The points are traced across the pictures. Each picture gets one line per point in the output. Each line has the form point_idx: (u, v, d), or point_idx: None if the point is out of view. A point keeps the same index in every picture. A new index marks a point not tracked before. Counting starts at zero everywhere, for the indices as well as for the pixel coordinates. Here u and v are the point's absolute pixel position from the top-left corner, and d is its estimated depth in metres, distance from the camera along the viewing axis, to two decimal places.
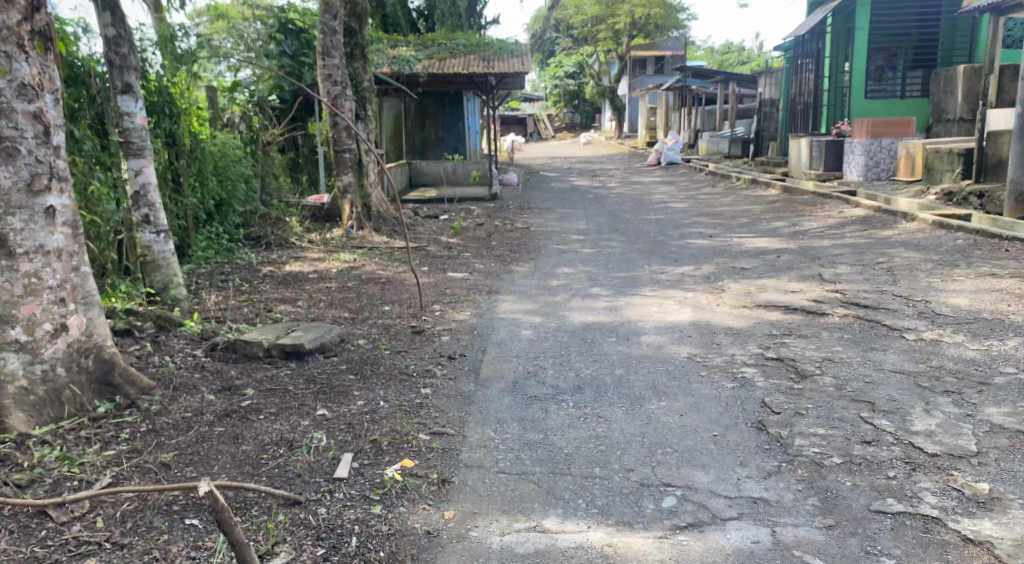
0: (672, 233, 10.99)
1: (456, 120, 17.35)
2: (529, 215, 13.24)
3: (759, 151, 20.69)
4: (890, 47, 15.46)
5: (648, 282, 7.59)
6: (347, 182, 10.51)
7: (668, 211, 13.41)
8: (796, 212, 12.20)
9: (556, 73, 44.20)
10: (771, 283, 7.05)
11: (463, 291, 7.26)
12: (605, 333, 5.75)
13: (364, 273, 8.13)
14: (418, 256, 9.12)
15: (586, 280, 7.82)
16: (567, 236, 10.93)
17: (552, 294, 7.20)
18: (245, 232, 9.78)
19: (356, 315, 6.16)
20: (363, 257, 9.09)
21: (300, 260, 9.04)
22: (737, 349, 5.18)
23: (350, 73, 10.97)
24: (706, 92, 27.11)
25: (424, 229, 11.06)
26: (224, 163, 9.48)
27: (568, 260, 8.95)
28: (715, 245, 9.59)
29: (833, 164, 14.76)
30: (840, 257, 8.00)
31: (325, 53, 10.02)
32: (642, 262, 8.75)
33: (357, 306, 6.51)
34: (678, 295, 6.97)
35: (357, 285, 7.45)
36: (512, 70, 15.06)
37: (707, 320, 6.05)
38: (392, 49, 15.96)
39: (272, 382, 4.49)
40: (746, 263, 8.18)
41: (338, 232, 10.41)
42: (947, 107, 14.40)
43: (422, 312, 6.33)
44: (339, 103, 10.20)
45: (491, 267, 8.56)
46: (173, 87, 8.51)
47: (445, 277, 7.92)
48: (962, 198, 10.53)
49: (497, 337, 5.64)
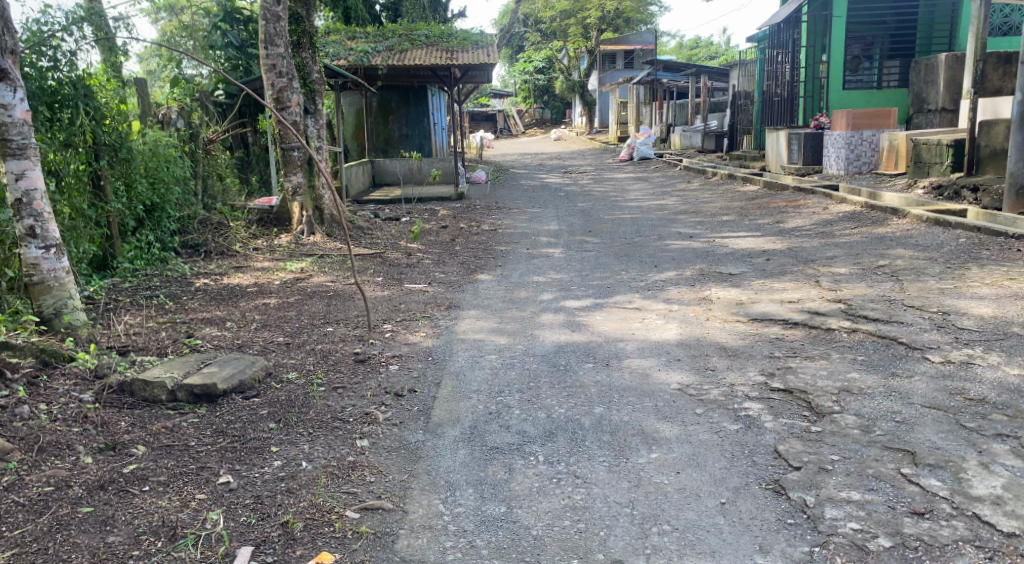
0: (649, 234, 10.22)
1: (420, 116, 16.44)
2: (496, 215, 12.39)
3: (734, 146, 20.02)
4: (868, 36, 14.84)
5: (626, 291, 6.79)
6: (297, 182, 9.62)
7: (643, 210, 12.67)
8: (779, 209, 11.51)
9: (525, 68, 43.37)
10: (764, 291, 6.27)
11: (418, 306, 6.42)
12: (580, 357, 4.93)
13: (310, 286, 7.27)
14: (373, 263, 8.26)
15: (557, 289, 7.00)
16: (537, 238, 10.11)
17: (520, 308, 6.38)
18: (181, 239, 8.85)
19: (292, 339, 5.32)
20: (311, 266, 8.22)
21: (239, 269, 8.18)
22: (735, 376, 4.38)
23: (297, 63, 10.04)
24: (678, 86, 26.45)
25: (382, 233, 10.17)
26: (155, 164, 8.49)
27: (537, 266, 8.13)
28: (697, 248, 8.81)
29: (812, 159, 14.07)
30: (835, 259, 7.23)
31: (268, 42, 9.13)
32: (619, 267, 7.95)
33: (293, 327, 5.66)
34: (658, 307, 6.15)
35: (301, 300, 6.60)
36: (477, 61, 14.20)
37: (696, 338, 5.26)
38: (350, 41, 15.13)
39: (170, 436, 3.68)
40: (732, 268, 7.40)
41: (286, 238, 9.48)
42: (928, 97, 13.76)
43: (369, 334, 5.49)
44: (285, 96, 9.32)
45: (452, 275, 7.71)
46: (90, 79, 7.59)
47: (400, 289, 7.08)
48: (954, 192, 9.77)
49: (455, 364, 4.79)
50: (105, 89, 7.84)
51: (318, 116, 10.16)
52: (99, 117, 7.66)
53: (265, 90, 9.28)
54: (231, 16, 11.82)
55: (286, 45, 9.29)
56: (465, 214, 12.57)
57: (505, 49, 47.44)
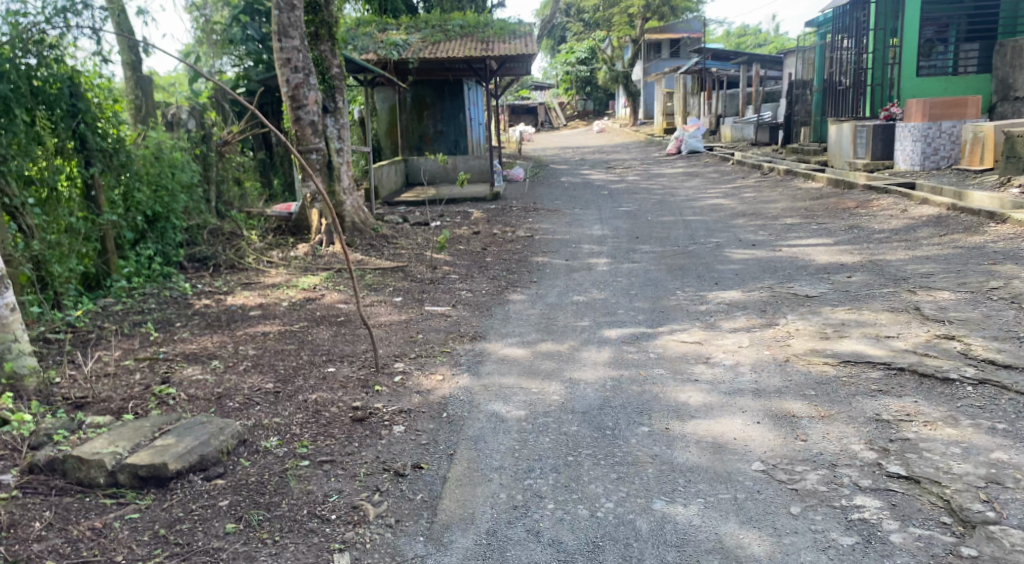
0: (703, 241, 9.21)
1: (457, 111, 15.47)
2: (534, 218, 11.48)
3: (790, 138, 18.79)
4: (943, 16, 13.48)
5: (683, 317, 5.83)
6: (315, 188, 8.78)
7: (699, 211, 11.65)
8: (849, 214, 10.43)
9: (568, 59, 42.20)
10: (853, 324, 5.29)
11: (437, 337, 5.52)
12: (629, 417, 3.96)
13: (321, 308, 6.39)
14: (395, 279, 7.40)
15: (601, 312, 6.08)
16: (580, 245, 9.23)
17: (556, 338, 5.44)
18: (188, 251, 7.95)
19: (284, 388, 4.38)
20: (326, 283, 7.34)
21: (245, 286, 7.31)
22: (835, 451, 3.42)
23: (315, 57, 9.11)
24: (728, 75, 25.24)
25: (407, 241, 9.28)
26: (159, 169, 7.65)
27: (578, 282, 7.21)
28: (761, 262, 7.81)
29: (882, 152, 12.90)
30: (931, 282, 6.21)
31: (281, 34, 8.25)
32: (672, 284, 7.01)
33: (287, 371, 4.70)
34: (723, 339, 5.18)
35: (310, 330, 5.67)
36: (515, 53, 13.25)
37: (777, 387, 4.28)
38: (380, 34, 14.22)
39: (95, 546, 2.85)
40: (811, 287, 6.54)
41: (303, 249, 8.53)
42: (1015, 83, 12.82)
43: (375, 378, 4.58)
44: (301, 93, 8.48)
45: (481, 294, 6.80)
46: (79, 76, 6.71)
47: (419, 313, 6.19)
48: None
49: (472, 426, 3.84)
50: (98, 86, 6.99)
51: (339, 115, 9.22)
52: (92, 118, 6.81)
53: (280, 87, 8.46)
54: (252, 8, 10.96)
55: (303, 36, 8.40)
56: (500, 216, 11.66)
57: (546, 40, 46.27)
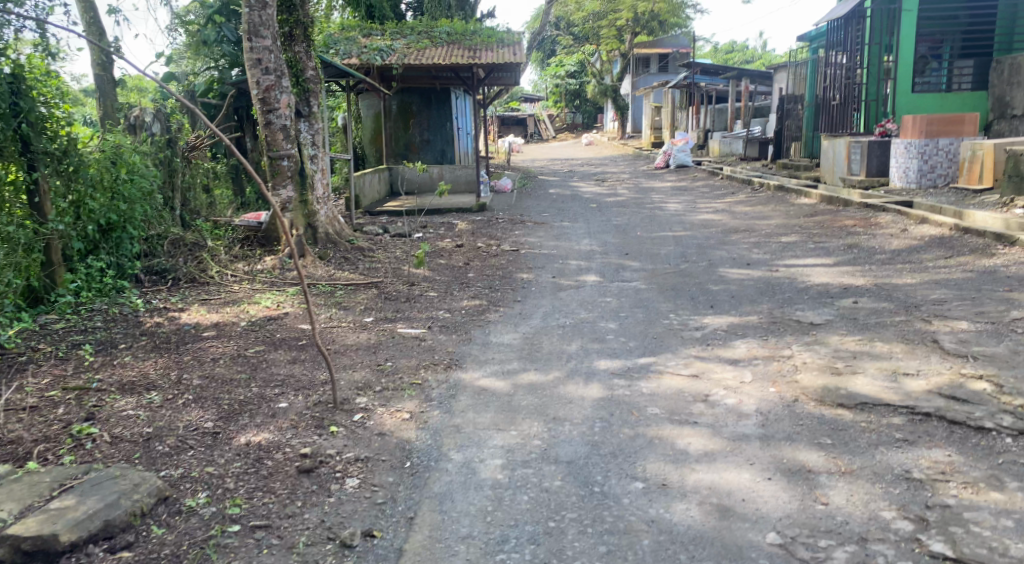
0: (697, 260, 8.72)
1: (444, 121, 14.96)
2: (519, 232, 10.95)
3: (780, 153, 18.35)
4: (940, 32, 13.14)
5: (678, 345, 5.31)
6: (286, 196, 8.10)
7: (690, 226, 11.19)
8: (848, 232, 10.00)
9: (557, 71, 41.96)
10: (866, 357, 4.81)
11: (408, 364, 4.97)
12: (620, 467, 3.44)
13: (283, 328, 5.83)
14: (366, 296, 6.84)
15: (589, 338, 5.55)
16: (566, 261, 8.73)
17: (541, 368, 4.90)
18: (145, 263, 7.25)
19: (227, 429, 3.72)
20: (292, 301, 6.68)
21: (204, 302, 6.69)
22: (864, 520, 3.00)
23: (289, 59, 8.53)
24: (717, 89, 24.91)
25: (384, 255, 8.69)
26: (114, 175, 6.94)
27: (564, 302, 6.70)
28: (759, 283, 7.32)
29: (877, 169, 12.48)
30: (947, 310, 5.75)
31: (252, 33, 7.67)
32: (665, 306, 6.51)
33: (232, 405, 4.06)
34: (723, 372, 4.66)
35: (267, 358, 5.03)
36: (502, 61, 12.76)
37: (788, 433, 3.76)
38: (364, 38, 13.64)
39: None
40: (815, 312, 6.07)
41: (269, 262, 7.81)
42: (1013, 100, 12.45)
43: (331, 417, 3.98)
44: (272, 96, 7.89)
45: (459, 315, 6.24)
46: (24, 72, 6.13)
47: (388, 336, 5.64)
48: None
49: (439, 481, 3.32)
50: (46, 84, 6.38)
51: (313, 121, 8.61)
52: (38, 119, 6.22)
53: (250, 89, 7.85)
54: (227, 9, 10.23)
55: (275, 36, 7.82)
56: (484, 229, 11.13)
57: (535, 52, 45.98)
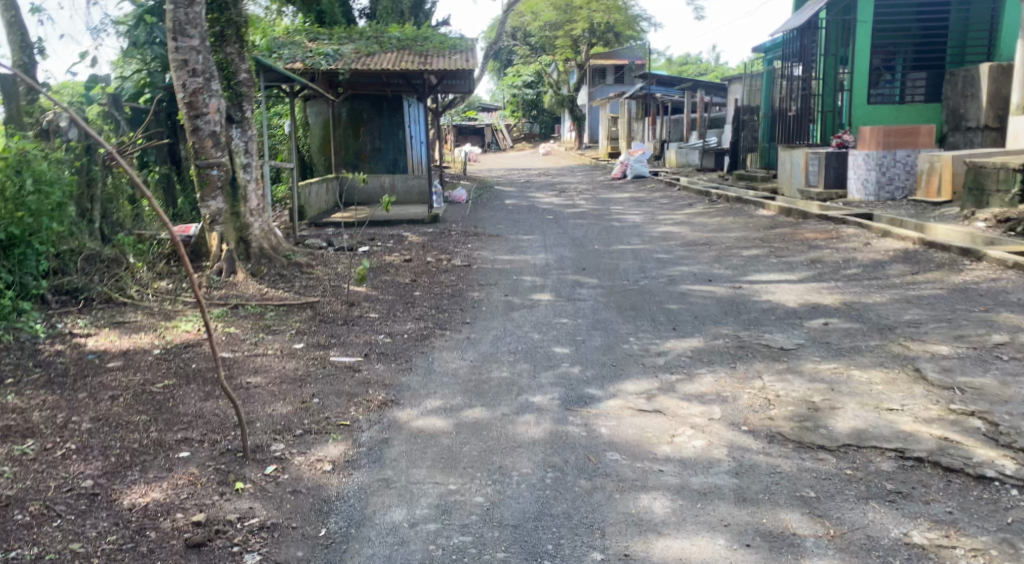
0: (656, 276, 8.28)
1: (396, 128, 14.36)
2: (472, 245, 10.43)
3: (738, 164, 18.15)
4: (891, 44, 12.98)
5: (639, 373, 4.83)
6: (217, 208, 7.54)
7: (648, 239, 10.78)
8: (812, 245, 9.66)
9: (514, 80, 41.66)
10: (843, 388, 4.37)
11: (336, 402, 4.39)
12: (576, 534, 2.98)
13: (201, 355, 5.24)
14: (299, 319, 6.26)
15: (542, 365, 5.04)
16: (519, 276, 8.25)
17: (487, 402, 4.36)
18: (53, 282, 6.60)
19: (104, 488, 3.22)
20: (217, 323, 6.08)
21: (117, 326, 6.04)
22: None
23: (220, 61, 7.90)
24: (674, 100, 24.74)
25: (324, 270, 8.10)
26: (15, 185, 6.21)
27: (516, 324, 6.19)
28: (722, 302, 6.90)
29: (834, 182, 12.24)
30: (923, 333, 5.36)
31: (177, 32, 7.08)
32: (625, 327, 6.05)
33: (120, 458, 3.52)
34: (689, 408, 4.19)
35: (174, 394, 4.44)
36: (455, 67, 12.27)
37: (765, 484, 3.32)
38: (310, 43, 12.92)
39: None
40: (785, 334, 5.64)
41: (195, 279, 7.13)
42: (966, 112, 12.11)
43: (239, 471, 3.46)
44: (200, 100, 7.26)
45: (400, 341, 5.67)
46: None
47: (318, 366, 5.07)
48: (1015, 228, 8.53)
49: (359, 554, 2.89)
50: None
51: (245, 127, 8.02)
52: None
53: (175, 92, 7.23)
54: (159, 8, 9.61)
55: (204, 36, 7.24)
56: (436, 242, 10.59)
57: (492, 62, 45.64)
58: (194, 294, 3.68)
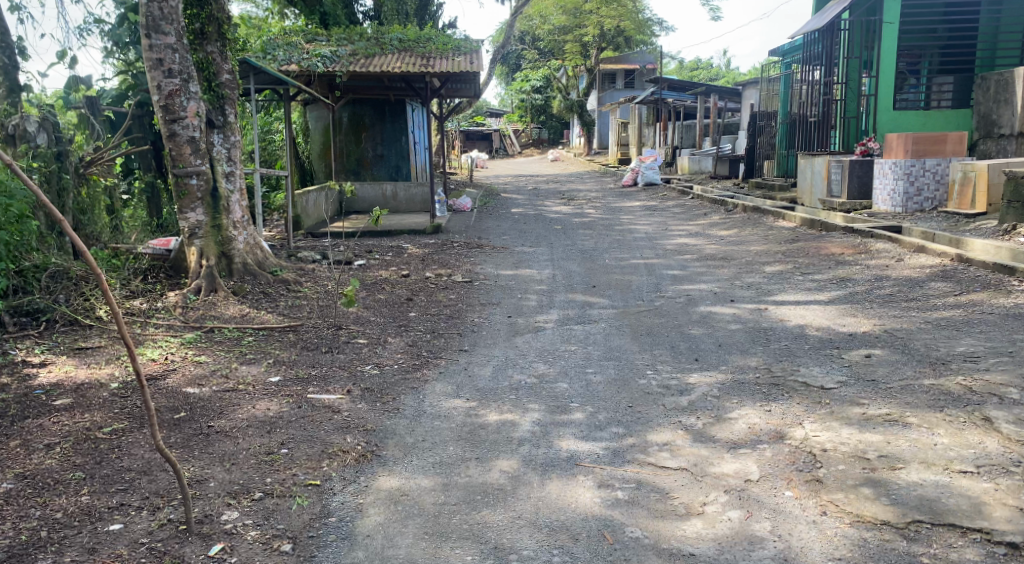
0: (673, 294, 7.65)
1: (399, 134, 13.68)
2: (475, 258, 9.81)
3: (753, 171, 17.47)
4: (916, 47, 12.24)
5: (660, 416, 4.20)
6: (196, 220, 6.93)
7: (662, 252, 10.14)
8: (838, 261, 9.02)
9: (523, 86, 41.01)
10: (901, 441, 3.73)
11: (309, 452, 3.77)
12: None
13: (164, 391, 4.62)
14: (277, 346, 5.63)
15: (549, 405, 4.42)
16: (524, 295, 7.63)
17: (484, 453, 3.76)
18: (12, 302, 5.96)
19: None
20: (188, 351, 5.43)
21: (76, 354, 5.43)
22: None
23: (200, 60, 7.34)
24: (686, 106, 24.07)
25: (313, 287, 7.47)
26: None
27: (520, 352, 5.56)
28: (747, 327, 6.25)
29: (858, 191, 11.60)
30: (985, 371, 4.70)
31: (151, 28, 6.51)
32: (641, 357, 5.42)
33: (34, 536, 3.02)
34: (721, 464, 3.58)
35: (120, 443, 3.80)
36: (457, 69, 11.64)
37: None
38: (307, 44, 12.35)
39: None
40: (823, 369, 4.99)
41: (172, 298, 6.50)
42: (998, 118, 11.36)
43: (177, 552, 2.96)
44: (176, 103, 6.67)
45: (388, 374, 5.03)
46: None
47: (292, 404, 4.43)
48: None
49: None
50: None
51: (228, 132, 7.41)
52: None
53: (150, 94, 6.65)
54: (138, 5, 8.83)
55: (181, 33, 6.67)
56: (437, 255, 9.97)
57: (502, 66, 45.07)
58: (125, 341, 3.12)
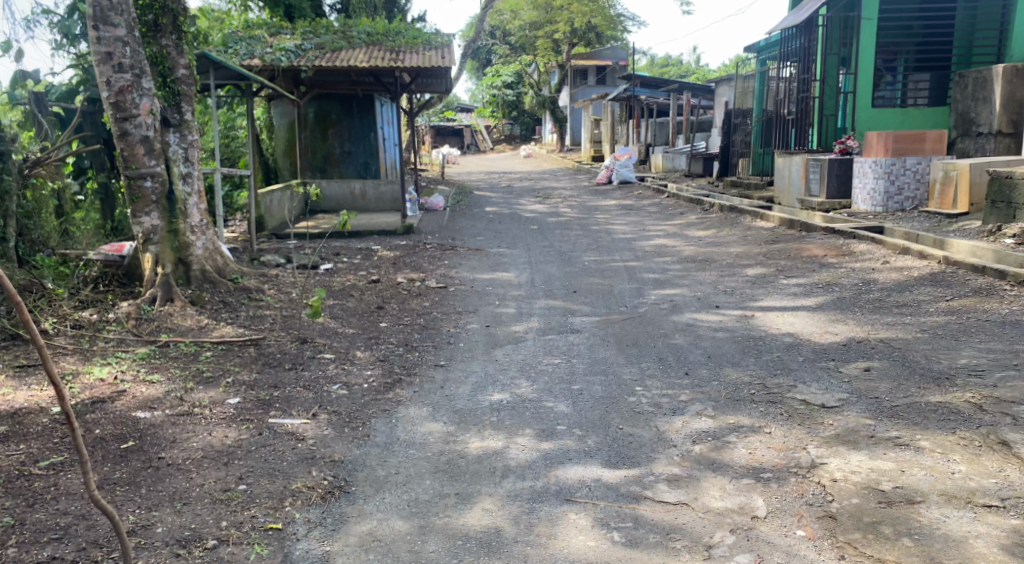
0: (655, 300, 7.35)
1: (367, 130, 13.28)
2: (448, 261, 9.45)
3: (728, 169, 17.23)
4: (892, 44, 12.19)
5: (651, 440, 3.90)
6: (151, 225, 6.51)
7: (642, 254, 9.86)
8: (821, 264, 8.79)
9: (494, 82, 40.62)
10: (916, 469, 3.45)
11: (270, 488, 3.41)
12: None
13: (110, 416, 4.20)
14: (237, 362, 5.23)
15: (533, 428, 4.09)
16: (500, 301, 7.29)
17: (464, 487, 3.44)
18: None
19: None
20: (140, 369, 5.02)
21: (16, 373, 4.99)
22: None
23: (154, 54, 6.89)
24: (660, 102, 23.82)
25: (278, 294, 7.08)
26: None
27: (499, 366, 5.22)
28: (737, 336, 5.96)
29: (836, 190, 11.36)
30: (993, 386, 4.43)
31: (98, 19, 6.07)
32: (628, 371, 5.11)
33: None
34: (724, 498, 3.31)
35: (57, 481, 3.41)
36: (428, 65, 11.26)
37: None
38: (271, 38, 11.89)
39: None
40: (821, 384, 4.70)
41: (125, 308, 6.06)
42: (977, 116, 11.22)
43: None
44: (128, 99, 6.25)
45: (356, 395, 4.65)
46: None
47: (252, 431, 4.05)
48: None
49: None
50: None
51: (184, 131, 6.99)
52: None
53: (98, 90, 6.20)
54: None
55: (131, 25, 6.23)
56: (408, 257, 9.59)
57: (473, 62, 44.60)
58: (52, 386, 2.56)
